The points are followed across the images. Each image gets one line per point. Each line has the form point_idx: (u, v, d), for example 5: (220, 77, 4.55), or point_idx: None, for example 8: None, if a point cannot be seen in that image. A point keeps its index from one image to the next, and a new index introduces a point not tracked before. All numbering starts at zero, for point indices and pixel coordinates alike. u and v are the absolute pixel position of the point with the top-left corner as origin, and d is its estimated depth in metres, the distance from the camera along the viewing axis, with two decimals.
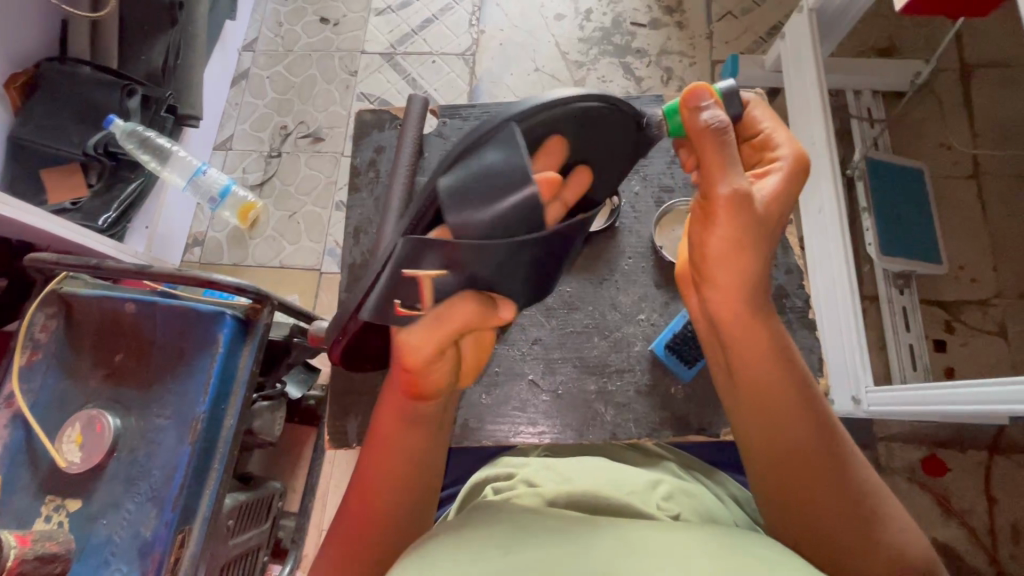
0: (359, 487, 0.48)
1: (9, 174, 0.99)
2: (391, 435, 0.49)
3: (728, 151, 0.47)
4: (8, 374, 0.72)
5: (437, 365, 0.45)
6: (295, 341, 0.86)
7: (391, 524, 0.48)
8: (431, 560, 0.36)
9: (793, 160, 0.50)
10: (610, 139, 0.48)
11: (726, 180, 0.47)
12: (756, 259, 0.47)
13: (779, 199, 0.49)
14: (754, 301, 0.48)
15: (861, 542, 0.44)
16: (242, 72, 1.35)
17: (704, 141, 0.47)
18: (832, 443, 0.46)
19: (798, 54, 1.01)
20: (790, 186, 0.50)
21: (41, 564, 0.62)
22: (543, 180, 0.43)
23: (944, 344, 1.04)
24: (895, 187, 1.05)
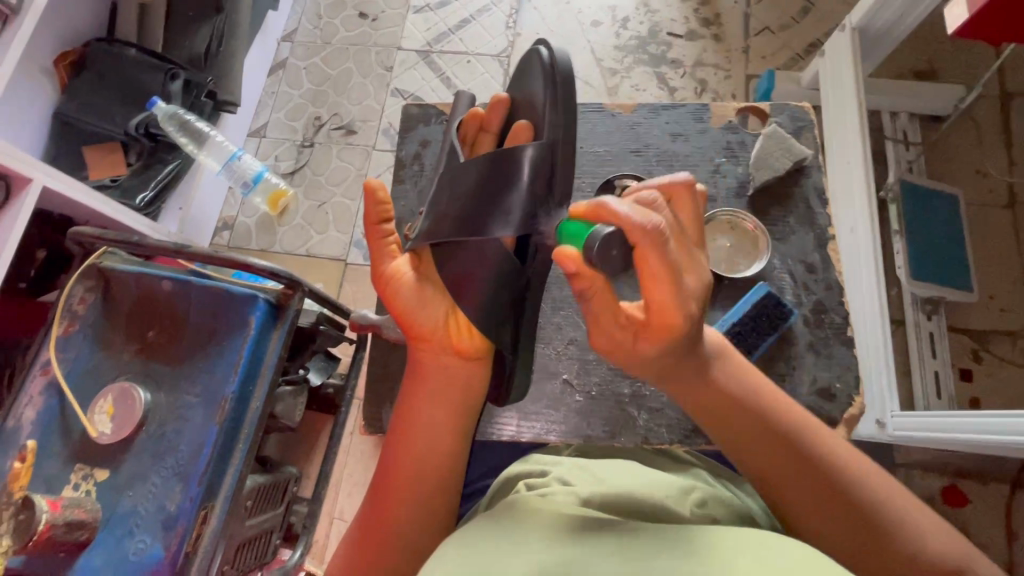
0: (387, 474, 0.52)
1: (53, 149, 1.02)
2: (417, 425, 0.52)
3: (597, 299, 0.48)
4: (45, 342, 0.74)
5: (396, 283, 0.55)
6: (320, 329, 0.89)
7: (412, 506, 0.50)
8: (474, 554, 0.37)
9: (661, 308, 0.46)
10: (532, 84, 0.59)
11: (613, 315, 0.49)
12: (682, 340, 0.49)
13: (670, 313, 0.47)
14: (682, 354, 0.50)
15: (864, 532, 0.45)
16: (281, 61, 1.37)
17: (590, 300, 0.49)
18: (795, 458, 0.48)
19: (837, 72, 1.00)
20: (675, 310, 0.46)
21: (69, 529, 0.64)
22: (467, 116, 0.63)
23: (970, 373, 1.02)
24: (929, 211, 1.05)
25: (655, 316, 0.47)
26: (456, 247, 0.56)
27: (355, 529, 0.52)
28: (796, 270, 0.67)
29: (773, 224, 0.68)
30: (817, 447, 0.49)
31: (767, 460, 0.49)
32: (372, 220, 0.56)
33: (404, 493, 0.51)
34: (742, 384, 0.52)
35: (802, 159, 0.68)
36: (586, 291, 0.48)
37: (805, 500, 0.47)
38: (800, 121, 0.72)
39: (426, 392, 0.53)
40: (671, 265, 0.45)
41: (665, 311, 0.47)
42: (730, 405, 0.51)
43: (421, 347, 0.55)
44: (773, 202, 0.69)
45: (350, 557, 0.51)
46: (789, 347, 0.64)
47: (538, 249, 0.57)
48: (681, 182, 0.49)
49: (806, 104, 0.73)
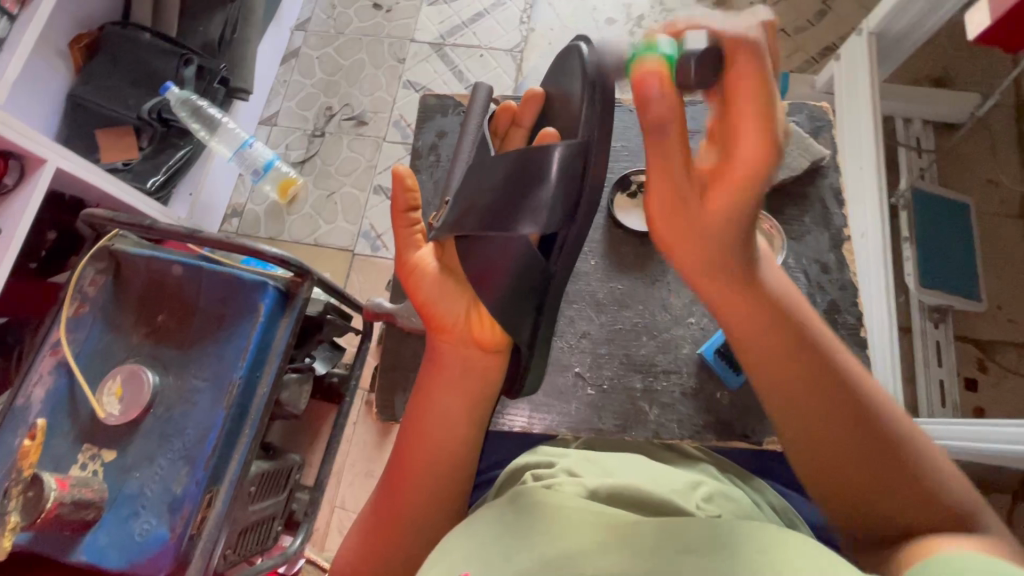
0: (396, 459, 0.52)
1: (66, 131, 1.03)
2: (427, 415, 0.51)
3: (671, 156, 0.39)
4: (56, 322, 0.74)
5: (419, 274, 0.55)
6: (328, 318, 0.89)
7: (422, 489, 0.51)
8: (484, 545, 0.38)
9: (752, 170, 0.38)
10: (569, 80, 0.58)
11: (673, 182, 0.40)
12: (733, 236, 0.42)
13: (734, 199, 0.40)
14: (733, 266, 0.43)
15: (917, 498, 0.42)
16: (294, 50, 1.37)
17: (653, 169, 0.40)
18: (845, 402, 0.44)
19: (852, 75, 1.00)
20: (748, 191, 0.39)
21: (76, 508, 0.64)
22: (501, 109, 0.63)
23: (975, 383, 1.02)
24: (940, 218, 1.04)
25: (732, 166, 0.39)
26: (479, 239, 0.55)
27: (368, 514, 0.53)
28: (810, 270, 0.67)
29: (788, 223, 0.68)
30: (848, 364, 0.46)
31: (813, 400, 0.44)
32: (399, 207, 0.57)
33: (417, 483, 0.51)
34: (783, 290, 0.47)
35: (820, 158, 0.68)
36: (662, 125, 0.38)
37: (851, 447, 0.43)
38: (818, 121, 0.72)
39: (442, 382, 0.52)
40: (769, 104, 0.37)
41: (744, 176, 0.39)
42: (779, 338, 0.45)
43: (440, 339, 0.53)
44: (789, 202, 0.69)
45: (358, 533, 0.53)
46: None
47: (563, 247, 0.55)
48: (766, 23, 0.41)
49: (825, 104, 0.73)
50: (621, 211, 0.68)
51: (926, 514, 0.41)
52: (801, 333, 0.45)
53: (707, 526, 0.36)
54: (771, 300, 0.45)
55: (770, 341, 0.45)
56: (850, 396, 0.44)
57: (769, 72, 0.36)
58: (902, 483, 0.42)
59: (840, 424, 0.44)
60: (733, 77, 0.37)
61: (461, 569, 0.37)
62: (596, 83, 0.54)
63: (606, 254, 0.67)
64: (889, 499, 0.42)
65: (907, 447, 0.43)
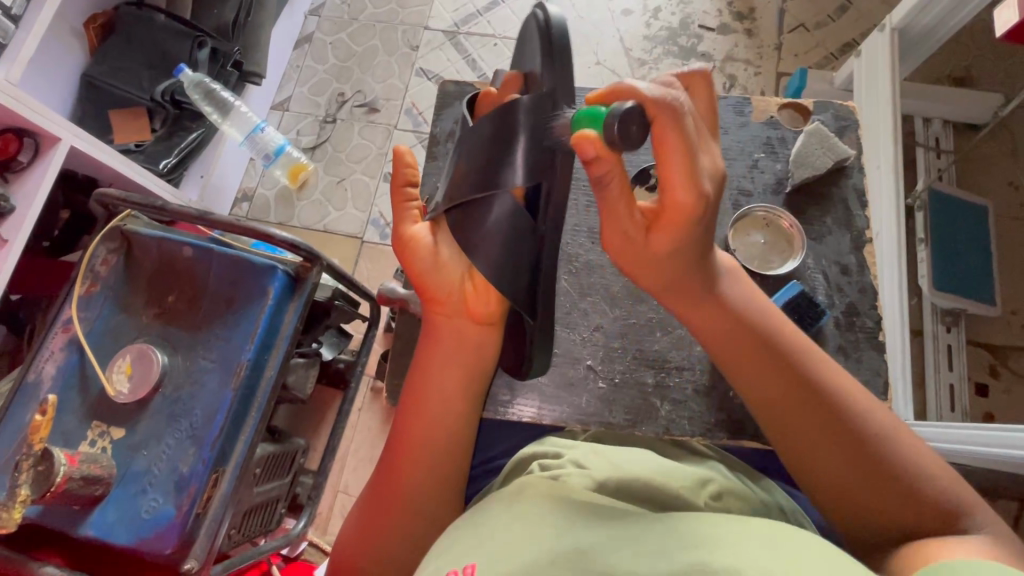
0: (398, 436, 0.54)
1: (80, 111, 1.03)
2: (427, 393, 0.54)
3: (618, 207, 0.46)
4: (67, 300, 0.75)
5: (412, 244, 0.56)
6: (336, 304, 0.90)
7: (422, 462, 0.53)
8: (492, 534, 0.38)
9: (688, 210, 0.45)
10: (532, 48, 0.57)
11: (621, 228, 0.47)
12: (690, 249, 0.48)
13: (679, 226, 0.46)
14: (693, 270, 0.49)
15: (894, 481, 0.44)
16: (308, 35, 1.37)
17: (607, 219, 0.47)
18: (814, 397, 0.47)
19: (873, 72, 0.98)
20: (690, 219, 0.45)
21: (85, 483, 0.65)
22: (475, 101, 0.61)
23: (986, 388, 1.00)
24: (959, 221, 1.03)
25: (668, 206, 0.45)
26: (475, 207, 0.55)
27: (369, 489, 0.55)
28: (830, 271, 0.66)
29: (809, 223, 0.67)
30: (830, 375, 0.48)
31: (781, 396, 0.48)
32: (398, 183, 0.58)
33: (415, 459, 0.53)
34: (760, 312, 0.51)
35: (845, 158, 0.67)
36: (606, 182, 0.45)
37: (825, 438, 0.46)
38: (842, 119, 0.71)
39: (437, 359, 0.54)
40: (691, 155, 0.44)
41: (683, 214, 0.45)
42: (742, 338, 0.50)
43: (436, 309, 0.55)
44: (810, 201, 0.68)
45: (360, 505, 0.55)
46: (817, 347, 0.63)
47: (548, 201, 0.56)
48: (699, 72, 0.49)
49: (850, 102, 0.72)
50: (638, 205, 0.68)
51: (902, 497, 0.43)
52: (778, 352, 0.49)
53: (707, 522, 0.35)
54: (743, 319, 0.50)
55: (734, 343, 0.50)
56: (818, 393, 0.47)
57: (687, 130, 0.43)
58: (876, 470, 0.44)
59: (811, 416, 0.47)
60: (659, 139, 0.43)
61: (469, 559, 0.36)
62: (554, 53, 0.53)
63: None
64: (866, 484, 0.44)
65: (883, 441, 0.45)
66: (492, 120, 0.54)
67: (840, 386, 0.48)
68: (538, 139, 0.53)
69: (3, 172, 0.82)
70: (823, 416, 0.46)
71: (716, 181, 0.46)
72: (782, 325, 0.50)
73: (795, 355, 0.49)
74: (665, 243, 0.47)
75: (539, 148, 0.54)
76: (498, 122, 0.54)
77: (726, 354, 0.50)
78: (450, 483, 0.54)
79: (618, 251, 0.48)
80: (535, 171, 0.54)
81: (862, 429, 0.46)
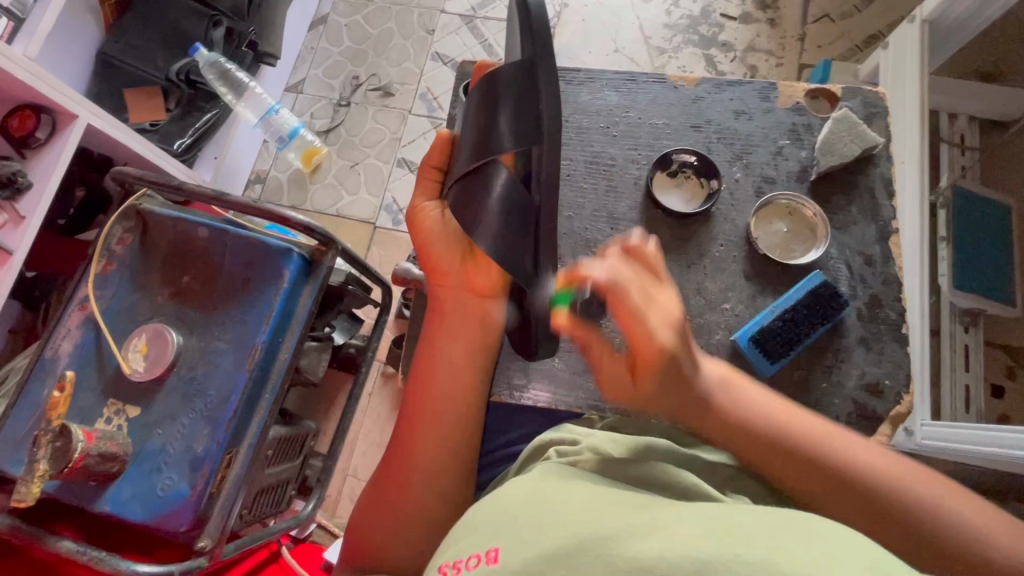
0: (410, 418, 0.55)
1: (95, 88, 1.02)
2: (437, 378, 0.55)
3: (602, 360, 0.53)
4: (85, 277, 0.75)
5: (424, 219, 0.57)
6: (348, 287, 0.90)
7: (436, 446, 0.54)
8: (517, 520, 0.38)
9: (657, 360, 0.49)
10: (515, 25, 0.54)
11: (608, 377, 0.53)
12: (672, 370, 0.50)
13: (654, 373, 0.50)
14: (680, 373, 0.50)
15: (935, 551, 0.41)
16: (323, 16, 1.35)
17: (599, 371, 0.54)
18: (825, 474, 0.46)
19: (900, 65, 0.96)
20: (663, 362, 0.49)
21: (102, 460, 0.66)
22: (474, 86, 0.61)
23: (1002, 391, 0.96)
24: (981, 219, 1.01)
25: (639, 357, 0.50)
26: (473, 186, 0.52)
27: (381, 472, 0.55)
28: (854, 261, 0.65)
29: (834, 213, 0.66)
30: (855, 461, 0.46)
31: (788, 475, 0.47)
32: (433, 161, 0.58)
33: (424, 432, 0.54)
34: (761, 413, 0.50)
35: (873, 146, 0.65)
36: (589, 347, 0.54)
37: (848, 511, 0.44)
38: (871, 108, 0.69)
39: (441, 332, 0.56)
40: (639, 307, 0.49)
41: (653, 361, 0.49)
42: (740, 434, 0.49)
43: (439, 285, 0.57)
44: (836, 189, 0.67)
45: (371, 488, 0.55)
46: (838, 340, 0.62)
47: (540, 166, 0.50)
48: (637, 241, 0.54)
49: (880, 91, 0.70)
50: (659, 189, 0.67)
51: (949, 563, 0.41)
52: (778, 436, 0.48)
53: (735, 505, 0.36)
54: (732, 414, 0.50)
55: (732, 437, 0.49)
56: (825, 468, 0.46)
57: (634, 305, 0.49)
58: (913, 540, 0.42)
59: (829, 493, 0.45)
60: (616, 306, 0.50)
61: (493, 542, 0.36)
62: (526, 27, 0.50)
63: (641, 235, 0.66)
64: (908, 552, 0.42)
65: (915, 509, 0.43)
66: (476, 96, 0.53)
67: (853, 459, 0.46)
68: (524, 107, 0.50)
69: (21, 148, 0.82)
70: (840, 492, 0.45)
71: (682, 327, 0.50)
72: (789, 416, 0.49)
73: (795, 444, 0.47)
74: (656, 391, 0.50)
75: (525, 115, 0.50)
76: (479, 105, 0.52)
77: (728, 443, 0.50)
78: (462, 468, 0.54)
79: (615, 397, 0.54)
80: (521, 138, 0.50)
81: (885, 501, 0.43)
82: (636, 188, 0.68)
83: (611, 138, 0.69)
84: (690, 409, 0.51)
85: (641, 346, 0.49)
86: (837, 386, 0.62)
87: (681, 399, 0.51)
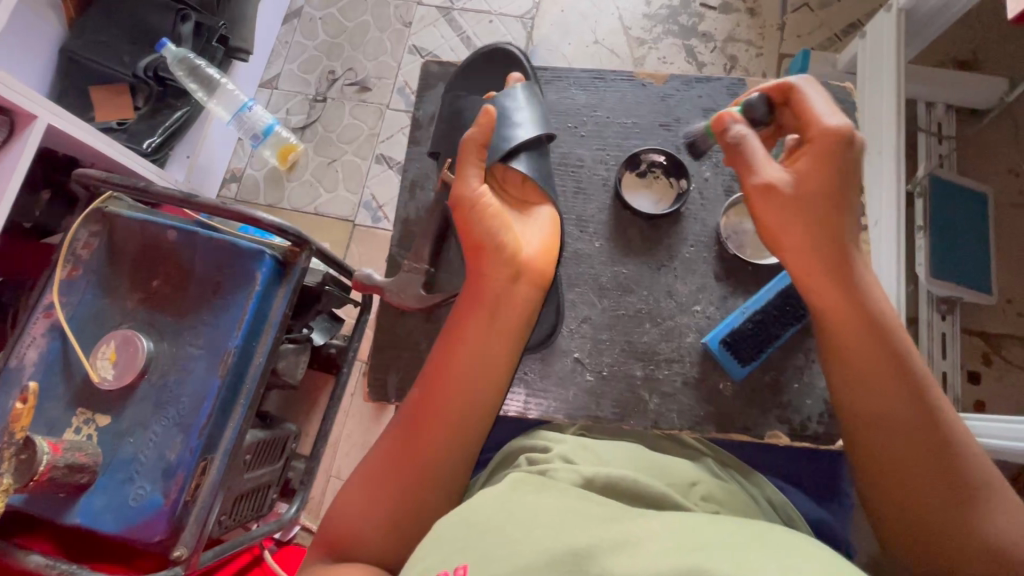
0: (441, 415, 0.51)
1: (59, 87, 0.99)
2: (491, 372, 0.52)
3: (751, 157, 0.54)
4: (49, 285, 0.73)
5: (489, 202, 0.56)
6: (327, 289, 0.87)
7: (463, 446, 0.51)
8: (483, 537, 0.37)
9: (831, 146, 0.51)
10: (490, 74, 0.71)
11: (759, 174, 0.53)
12: (846, 186, 0.52)
13: (812, 176, 0.52)
14: (835, 202, 0.52)
15: (952, 493, 0.46)
16: (295, 10, 1.32)
17: (754, 189, 0.53)
18: (908, 393, 0.48)
19: (878, 55, 0.96)
20: (827, 166, 0.51)
21: (70, 472, 0.64)
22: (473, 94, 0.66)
23: (978, 376, 1.01)
24: (958, 209, 1.01)
25: (816, 149, 0.52)
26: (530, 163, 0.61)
27: (375, 471, 0.51)
28: None
29: None
30: (936, 382, 0.50)
31: (879, 374, 0.49)
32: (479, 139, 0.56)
33: (460, 428, 0.51)
34: (880, 301, 0.52)
35: None
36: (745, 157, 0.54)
37: (910, 429, 0.47)
38: (841, 103, 0.69)
39: (500, 322, 0.53)
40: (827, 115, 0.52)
41: (826, 153, 0.51)
42: (865, 330, 0.50)
43: (486, 274, 0.54)
44: None
45: (361, 489, 0.50)
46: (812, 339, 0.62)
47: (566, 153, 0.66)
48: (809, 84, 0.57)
49: (848, 85, 0.70)
50: (628, 191, 0.67)
51: (955, 509, 0.45)
52: (887, 339, 0.50)
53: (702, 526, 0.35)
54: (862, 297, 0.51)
55: (854, 318, 0.50)
56: (909, 386, 0.49)
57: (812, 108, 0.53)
58: (944, 478, 0.46)
59: (900, 415, 0.48)
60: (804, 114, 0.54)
61: (460, 560, 0.36)
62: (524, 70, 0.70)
63: (611, 236, 0.65)
64: (933, 488, 0.46)
65: (956, 452, 0.47)
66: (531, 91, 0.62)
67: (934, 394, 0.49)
68: None
69: None
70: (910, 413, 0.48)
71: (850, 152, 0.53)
72: (902, 342, 0.50)
73: (897, 350, 0.50)
74: (818, 178, 0.51)
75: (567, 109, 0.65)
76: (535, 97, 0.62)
77: (838, 333, 0.51)
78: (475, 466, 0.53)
79: (763, 212, 0.53)
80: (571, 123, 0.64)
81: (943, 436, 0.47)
82: (608, 188, 0.67)
83: (579, 138, 0.68)
84: (833, 222, 0.51)
85: (817, 152, 0.52)
86: (809, 384, 0.61)
87: (829, 227, 0.51)
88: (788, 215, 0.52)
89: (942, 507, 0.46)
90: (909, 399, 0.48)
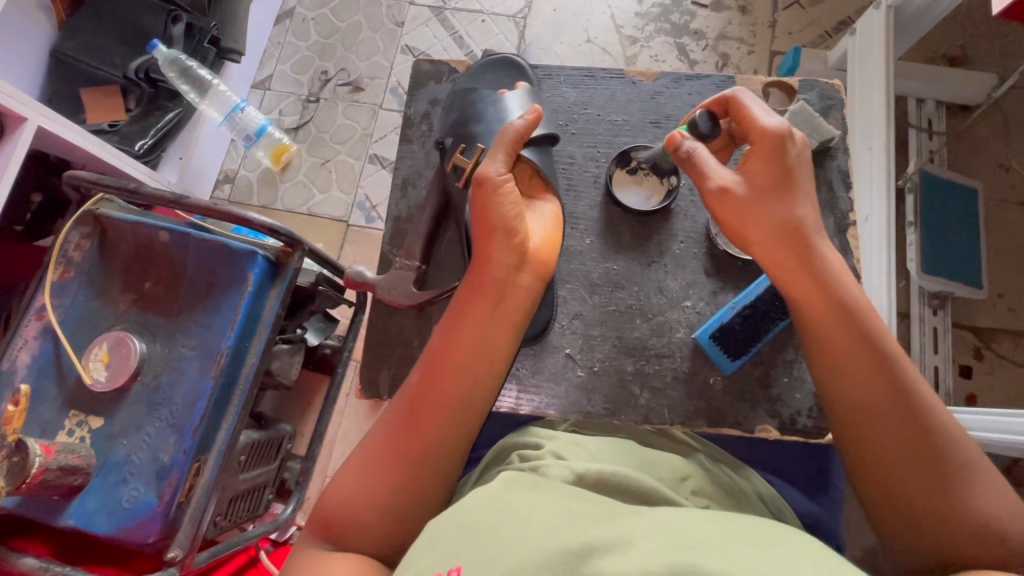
0: (439, 403, 0.50)
1: (50, 89, 0.99)
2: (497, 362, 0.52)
3: (703, 166, 0.56)
4: (41, 287, 0.73)
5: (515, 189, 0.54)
6: (320, 290, 0.88)
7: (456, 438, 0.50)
8: (473, 536, 0.37)
9: (774, 144, 0.53)
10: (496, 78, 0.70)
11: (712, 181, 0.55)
12: (797, 183, 0.53)
13: (760, 176, 0.53)
14: (788, 199, 0.53)
15: (935, 476, 0.46)
16: (288, 10, 1.32)
17: (710, 196, 0.55)
18: (886, 379, 0.49)
19: (868, 52, 0.96)
20: (772, 163, 0.53)
21: (63, 474, 0.64)
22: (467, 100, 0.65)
23: (969, 370, 1.01)
24: (948, 204, 1.02)
25: (759, 150, 0.54)
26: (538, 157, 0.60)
27: (363, 456, 0.50)
28: None
29: None
30: (913, 367, 0.50)
31: (857, 362, 0.49)
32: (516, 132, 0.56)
33: (455, 419, 0.50)
34: (854, 289, 0.52)
35: (828, 139, 0.66)
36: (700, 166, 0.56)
37: (891, 415, 0.48)
38: (829, 99, 0.69)
39: (512, 311, 0.52)
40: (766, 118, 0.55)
41: (770, 152, 0.53)
42: (839, 319, 0.50)
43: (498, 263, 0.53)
44: None
45: (354, 475, 0.49)
46: None
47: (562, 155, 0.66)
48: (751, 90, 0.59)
49: (836, 82, 0.70)
50: (618, 187, 0.67)
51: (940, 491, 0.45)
52: (861, 327, 0.50)
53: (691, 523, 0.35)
54: (834, 288, 0.51)
55: (828, 309, 0.51)
56: (887, 371, 0.49)
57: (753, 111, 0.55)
58: (928, 462, 0.46)
59: (879, 403, 0.48)
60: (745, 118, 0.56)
61: (453, 562, 0.36)
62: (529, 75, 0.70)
63: (602, 232, 0.66)
64: (917, 474, 0.46)
65: (937, 434, 0.47)
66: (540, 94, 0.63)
67: (913, 377, 0.49)
68: None
69: None
70: (889, 398, 0.48)
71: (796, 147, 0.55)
72: (877, 327, 0.51)
73: (873, 336, 0.50)
74: (765, 176, 0.53)
75: None
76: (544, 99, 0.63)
77: (814, 325, 0.51)
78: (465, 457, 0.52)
79: (726, 218, 0.55)
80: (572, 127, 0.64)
81: (924, 419, 0.47)
82: (597, 185, 0.67)
83: (570, 135, 0.68)
84: (791, 217, 0.52)
85: (759, 153, 0.54)
86: (799, 379, 0.61)
87: (790, 221, 0.52)
88: (749, 217, 0.53)
89: (927, 491, 0.46)
90: (887, 386, 0.48)
